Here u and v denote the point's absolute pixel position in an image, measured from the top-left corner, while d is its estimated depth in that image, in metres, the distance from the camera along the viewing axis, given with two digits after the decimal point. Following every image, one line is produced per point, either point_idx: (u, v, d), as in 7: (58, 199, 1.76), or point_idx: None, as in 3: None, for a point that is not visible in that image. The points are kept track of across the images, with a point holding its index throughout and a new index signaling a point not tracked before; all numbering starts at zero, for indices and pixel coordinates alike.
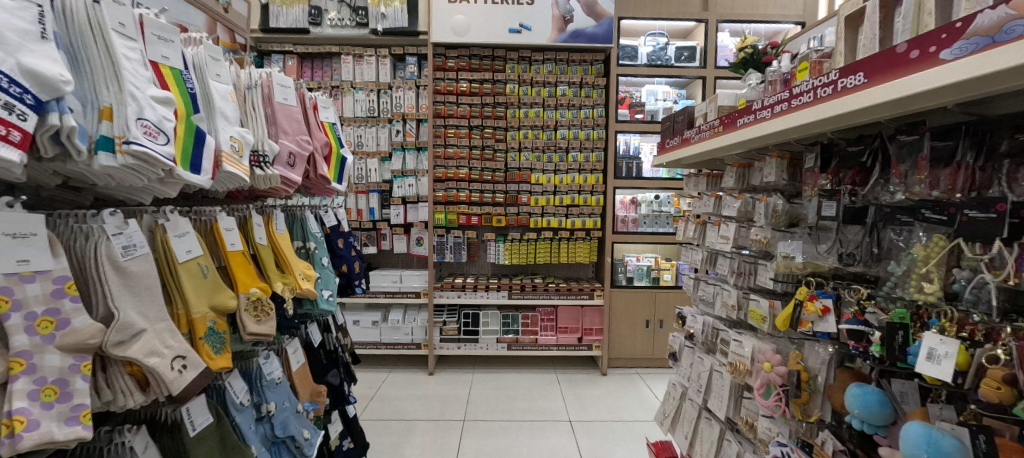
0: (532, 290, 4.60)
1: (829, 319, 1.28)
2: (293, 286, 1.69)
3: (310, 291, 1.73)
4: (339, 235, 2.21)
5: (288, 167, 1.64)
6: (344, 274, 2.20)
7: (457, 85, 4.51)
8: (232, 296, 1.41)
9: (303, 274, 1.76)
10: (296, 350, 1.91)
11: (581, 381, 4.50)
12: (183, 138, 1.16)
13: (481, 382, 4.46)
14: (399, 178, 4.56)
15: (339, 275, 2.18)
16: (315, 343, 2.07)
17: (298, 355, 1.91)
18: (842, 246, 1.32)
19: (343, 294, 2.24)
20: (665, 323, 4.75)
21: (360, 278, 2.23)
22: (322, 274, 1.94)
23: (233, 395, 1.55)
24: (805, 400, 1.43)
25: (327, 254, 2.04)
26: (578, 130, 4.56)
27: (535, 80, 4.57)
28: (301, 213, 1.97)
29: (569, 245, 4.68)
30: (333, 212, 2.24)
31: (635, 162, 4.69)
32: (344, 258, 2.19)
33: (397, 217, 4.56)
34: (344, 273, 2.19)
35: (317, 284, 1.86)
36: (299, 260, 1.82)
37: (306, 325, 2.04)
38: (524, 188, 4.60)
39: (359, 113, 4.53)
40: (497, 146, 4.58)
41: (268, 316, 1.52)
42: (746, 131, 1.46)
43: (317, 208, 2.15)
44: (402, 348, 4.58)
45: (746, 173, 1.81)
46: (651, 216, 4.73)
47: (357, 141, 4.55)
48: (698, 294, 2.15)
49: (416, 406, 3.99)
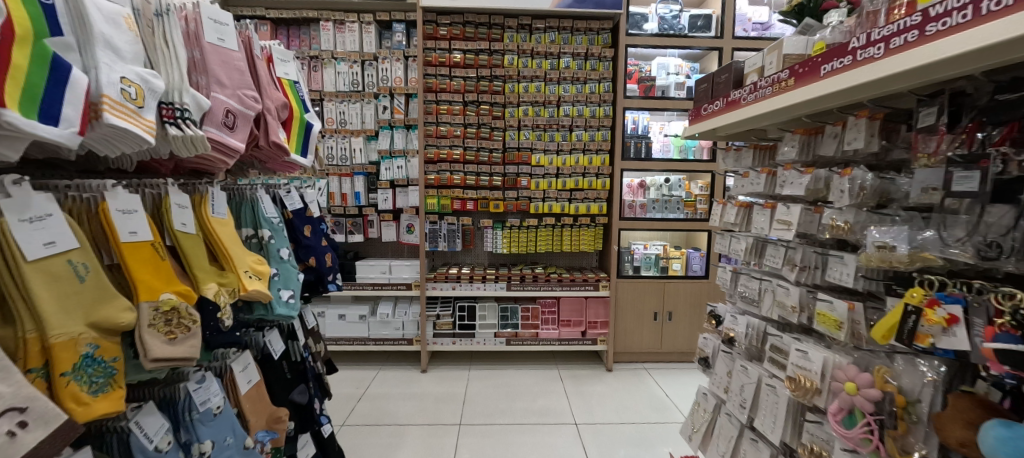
0: (533, 281, 4.25)
1: (959, 333, 0.92)
2: (234, 289, 1.32)
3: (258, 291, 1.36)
4: (304, 222, 1.82)
5: (225, 129, 1.26)
6: (314, 269, 1.81)
7: (450, 56, 4.07)
8: (123, 309, 1.05)
9: (251, 271, 1.39)
10: (246, 367, 1.54)
11: (585, 377, 4.19)
12: (25, 70, 0.83)
13: (477, 380, 4.13)
14: (386, 159, 4.16)
15: (308, 270, 1.81)
16: (276, 354, 1.70)
17: (247, 374, 1.54)
18: (979, 234, 0.93)
19: (314, 291, 1.87)
20: (675, 315, 4.45)
21: (333, 274, 1.85)
22: (280, 269, 1.55)
23: (144, 441, 1.18)
24: (902, 433, 1.10)
25: (290, 245, 1.65)
26: (583, 106, 4.18)
27: (536, 51, 4.14)
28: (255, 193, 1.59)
29: (573, 232, 4.32)
30: (300, 194, 1.85)
31: (643, 141, 4.31)
32: (313, 248, 1.80)
33: (385, 202, 4.17)
34: (314, 268, 1.81)
35: (272, 283, 1.48)
36: (247, 252, 1.45)
37: (264, 333, 1.70)
38: (524, 171, 4.22)
39: (341, 87, 4.08)
40: (495, 124, 4.17)
41: (188, 332, 1.15)
42: (839, 78, 1.09)
43: (280, 189, 1.76)
44: (392, 343, 4.22)
45: (815, 141, 1.44)
46: (660, 200, 4.39)
47: (340, 118, 4.11)
48: (738, 291, 1.81)
49: (407, 407, 3.66)
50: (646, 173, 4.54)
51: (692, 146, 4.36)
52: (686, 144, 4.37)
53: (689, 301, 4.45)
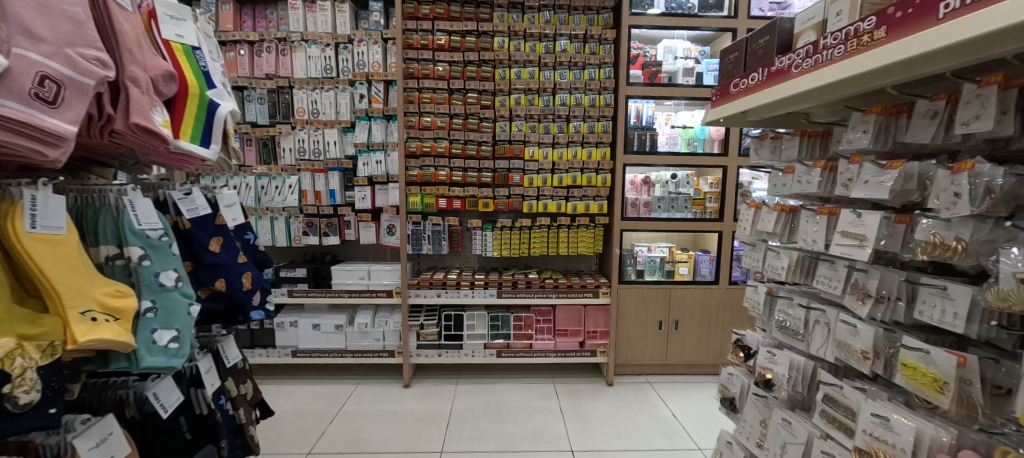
0: (526, 288, 3.86)
1: None
2: (56, 342, 1.00)
3: (101, 340, 1.02)
4: (211, 233, 1.44)
5: (47, 103, 0.95)
6: (223, 293, 1.45)
7: (433, 38, 3.66)
8: None
9: (94, 312, 1.04)
10: (106, 437, 1.20)
11: (583, 393, 3.81)
12: None
13: (465, 396, 3.75)
14: (363, 154, 3.75)
15: (219, 294, 1.45)
16: (165, 413, 1.35)
17: (107, 447, 1.19)
18: None
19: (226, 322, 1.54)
20: (682, 324, 4.06)
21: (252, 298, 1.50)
22: (159, 302, 1.21)
23: None
24: None
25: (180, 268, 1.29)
26: (581, 95, 3.77)
27: (529, 33, 3.72)
28: (123, 199, 1.22)
29: (570, 233, 3.93)
30: (207, 196, 1.48)
31: (649, 133, 3.89)
32: (222, 268, 1.43)
33: (362, 200, 3.77)
34: (225, 291, 1.45)
35: (138, 325, 1.16)
36: (100, 280, 1.10)
37: (152, 384, 1.34)
38: (517, 166, 3.82)
39: (312, 73, 3.66)
40: (483, 114, 3.76)
41: None
42: (987, 16, 0.72)
43: (176, 192, 1.40)
44: (372, 356, 3.84)
45: (904, 123, 1.06)
46: (666, 198, 3.99)
47: (312, 108, 3.69)
48: (774, 318, 1.44)
49: (385, 430, 3.29)
50: (651, 168, 4.14)
51: (702, 137, 3.96)
52: (695, 135, 3.97)
53: (697, 309, 4.06)
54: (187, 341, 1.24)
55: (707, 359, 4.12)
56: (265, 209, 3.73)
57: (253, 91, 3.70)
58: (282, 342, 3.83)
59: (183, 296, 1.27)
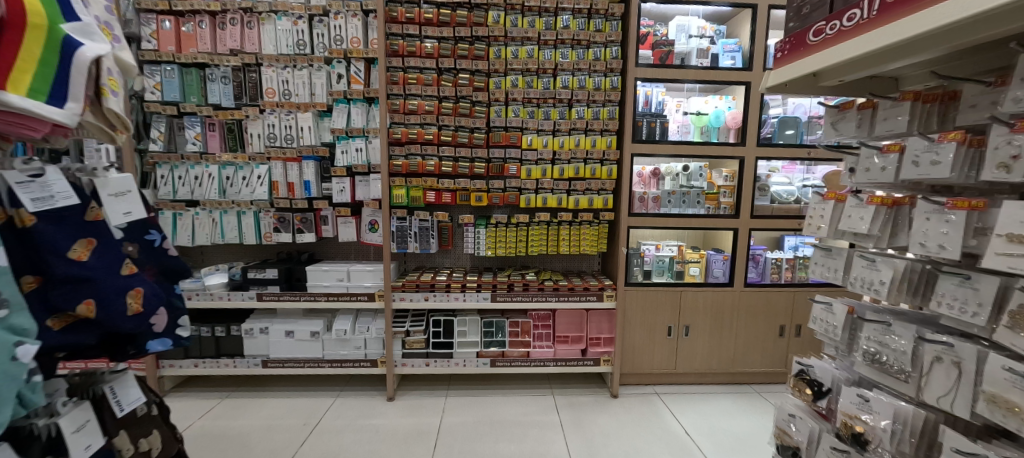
0: (523, 291, 3.48)
1: None
2: None
3: None
4: (77, 233, 1.16)
5: None
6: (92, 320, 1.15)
7: (420, 11, 3.24)
8: None
9: None
10: None
11: (586, 406, 3.46)
12: None
13: (455, 410, 3.38)
14: (342, 140, 3.35)
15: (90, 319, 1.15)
16: None
17: None
18: None
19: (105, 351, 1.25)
20: (693, 330, 3.72)
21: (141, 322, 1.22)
22: None
23: None
24: None
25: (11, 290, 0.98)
26: (585, 76, 3.38)
27: (528, 6, 3.32)
28: None
29: (571, 230, 3.55)
30: (70, 190, 1.18)
31: (660, 120, 3.52)
32: (92, 284, 1.12)
33: (341, 193, 3.37)
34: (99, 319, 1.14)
35: None
36: None
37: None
38: (513, 156, 3.43)
39: (283, 49, 3.24)
40: (476, 97, 3.37)
41: None
42: None
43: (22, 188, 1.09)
44: (351, 366, 3.45)
45: None
46: (677, 192, 3.63)
47: (282, 88, 3.27)
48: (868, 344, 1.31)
49: (365, 450, 2.90)
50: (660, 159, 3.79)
51: (716, 126, 3.59)
52: (709, 124, 3.60)
53: (710, 313, 3.71)
54: (11, 395, 0.93)
55: (720, 368, 3.78)
56: (231, 202, 3.33)
57: (216, 69, 3.27)
58: (251, 351, 3.44)
59: (12, 331, 0.96)
